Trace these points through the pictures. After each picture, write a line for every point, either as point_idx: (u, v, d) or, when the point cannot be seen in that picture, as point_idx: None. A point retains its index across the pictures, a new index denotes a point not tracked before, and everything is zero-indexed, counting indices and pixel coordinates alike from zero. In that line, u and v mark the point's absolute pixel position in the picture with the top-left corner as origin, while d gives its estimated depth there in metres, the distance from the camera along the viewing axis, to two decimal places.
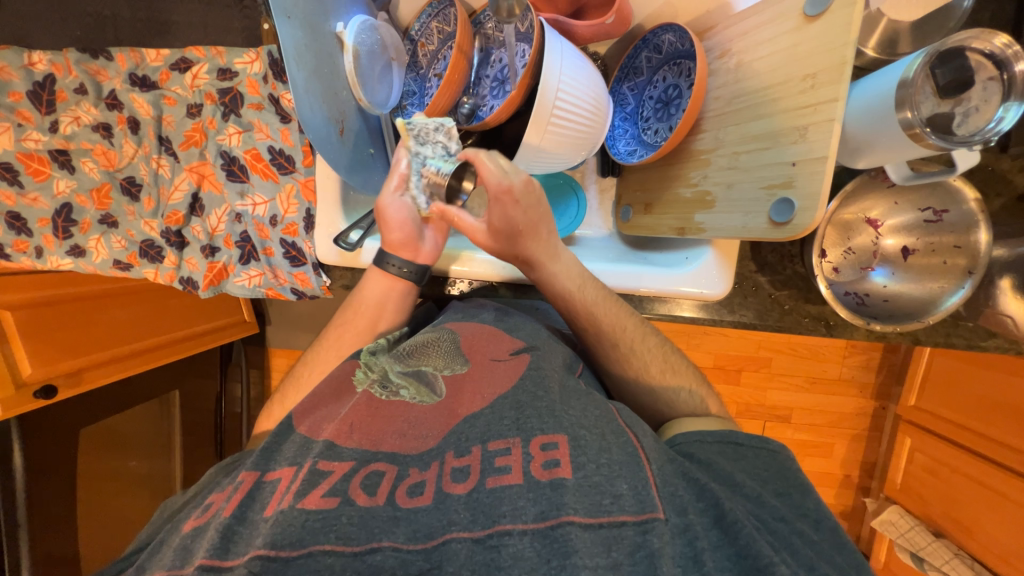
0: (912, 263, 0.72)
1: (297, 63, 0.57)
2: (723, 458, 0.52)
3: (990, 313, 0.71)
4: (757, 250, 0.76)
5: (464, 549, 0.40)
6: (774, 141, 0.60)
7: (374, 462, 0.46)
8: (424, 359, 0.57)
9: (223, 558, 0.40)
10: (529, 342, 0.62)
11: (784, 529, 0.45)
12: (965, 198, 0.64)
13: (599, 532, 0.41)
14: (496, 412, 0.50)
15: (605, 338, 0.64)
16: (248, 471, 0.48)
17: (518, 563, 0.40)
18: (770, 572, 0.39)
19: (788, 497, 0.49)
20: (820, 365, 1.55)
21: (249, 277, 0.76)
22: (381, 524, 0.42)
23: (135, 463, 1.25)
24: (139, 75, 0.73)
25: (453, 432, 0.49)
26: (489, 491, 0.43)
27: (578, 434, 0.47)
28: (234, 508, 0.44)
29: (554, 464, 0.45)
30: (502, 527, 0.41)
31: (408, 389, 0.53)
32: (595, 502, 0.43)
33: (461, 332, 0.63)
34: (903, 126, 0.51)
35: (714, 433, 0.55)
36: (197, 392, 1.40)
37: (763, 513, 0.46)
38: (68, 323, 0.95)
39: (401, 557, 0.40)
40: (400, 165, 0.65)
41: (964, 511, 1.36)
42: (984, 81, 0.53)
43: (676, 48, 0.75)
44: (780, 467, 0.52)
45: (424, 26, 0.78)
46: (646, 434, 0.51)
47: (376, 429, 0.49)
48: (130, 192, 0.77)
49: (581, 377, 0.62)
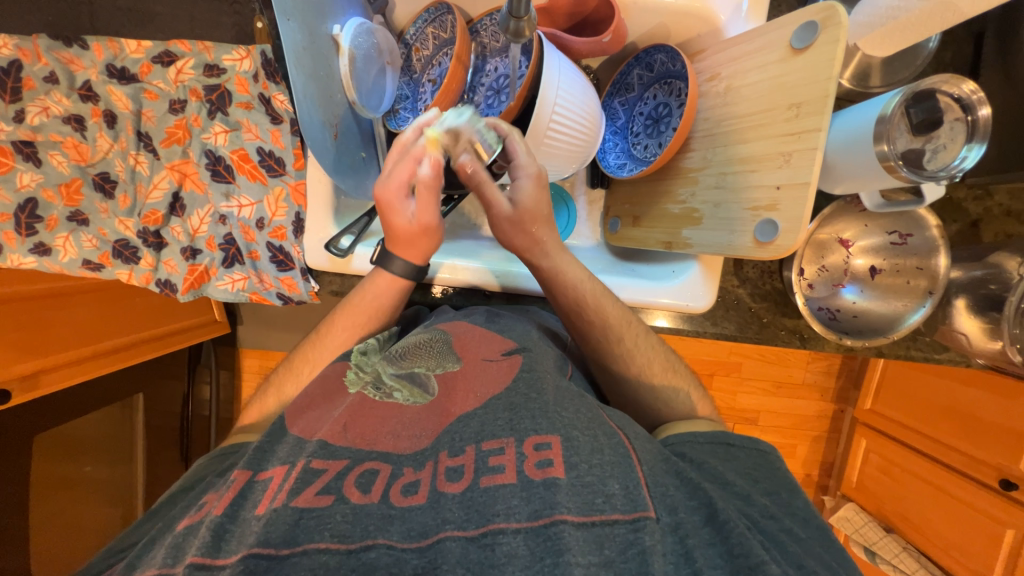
0: (879, 282, 0.78)
1: (296, 66, 0.57)
2: (716, 459, 0.54)
3: (946, 330, 0.76)
4: (739, 266, 0.80)
5: (457, 548, 0.38)
6: (758, 165, 0.63)
7: (367, 461, 0.45)
8: (415, 360, 0.56)
9: (214, 556, 0.38)
10: (520, 343, 0.60)
11: (773, 527, 0.46)
12: (930, 224, 0.70)
13: (592, 530, 0.40)
14: (491, 413, 0.49)
15: (607, 331, 0.66)
16: (242, 470, 0.45)
17: (512, 561, 0.38)
18: (761, 570, 0.40)
19: (777, 496, 0.51)
20: (786, 370, 1.63)
21: (232, 281, 0.73)
22: (376, 522, 0.40)
23: (91, 468, 1.17)
24: (117, 67, 0.69)
25: (448, 431, 0.48)
26: (483, 490, 0.42)
27: (571, 434, 0.46)
28: (226, 507, 0.42)
29: (547, 464, 0.43)
30: (496, 526, 0.39)
31: (402, 391, 0.52)
32: (587, 501, 0.41)
33: (453, 334, 0.62)
34: (879, 158, 0.55)
35: (705, 434, 0.56)
36: (163, 395, 1.32)
37: (753, 512, 0.47)
38: (28, 321, 0.89)
39: (395, 555, 0.38)
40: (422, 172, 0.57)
41: (911, 508, 1.47)
42: (951, 121, 0.58)
43: (668, 68, 0.78)
44: (768, 467, 0.54)
45: (420, 30, 0.77)
46: (638, 436, 0.50)
47: (370, 430, 0.47)
48: (103, 189, 0.73)
49: (572, 378, 0.61)
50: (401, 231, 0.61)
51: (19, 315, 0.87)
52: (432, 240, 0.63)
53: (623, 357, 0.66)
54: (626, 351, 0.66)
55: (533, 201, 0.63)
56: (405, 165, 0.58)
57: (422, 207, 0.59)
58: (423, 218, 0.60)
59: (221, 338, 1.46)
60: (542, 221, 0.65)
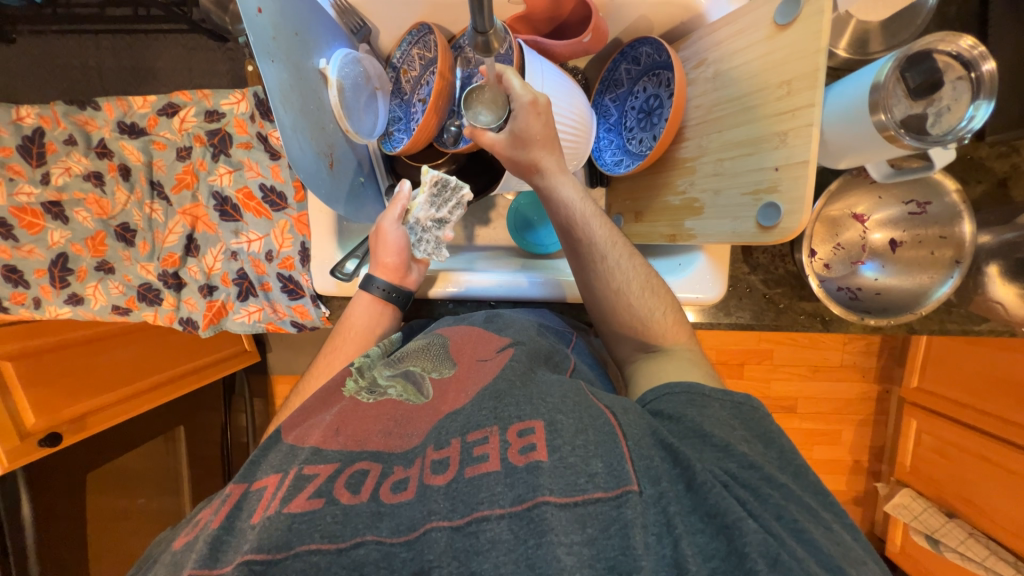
0: (901, 255, 0.74)
1: (284, 105, 0.58)
2: (693, 410, 0.49)
3: (981, 300, 0.73)
4: (749, 252, 0.77)
5: (443, 538, 0.38)
6: (757, 147, 0.61)
7: (359, 462, 0.45)
8: (413, 361, 0.57)
9: (212, 566, 0.38)
10: (514, 338, 0.60)
11: (773, 492, 0.41)
12: (949, 189, 0.67)
13: (575, 510, 0.38)
14: (475, 404, 0.48)
15: (595, 251, 0.64)
16: (236, 484, 0.46)
17: (496, 547, 0.37)
18: (738, 528, 0.38)
19: (805, 479, 0.45)
20: (820, 353, 1.56)
21: (249, 313, 0.77)
22: (365, 520, 0.39)
23: (144, 500, 1.23)
24: (127, 123, 0.76)
25: (437, 427, 0.47)
26: (467, 480, 0.41)
27: (554, 418, 0.44)
28: (222, 519, 0.42)
29: (530, 448, 0.42)
30: (480, 513, 0.38)
31: (396, 388, 0.53)
32: (570, 481, 0.40)
33: (450, 338, 0.62)
34: (878, 128, 0.52)
35: (682, 385, 0.53)
36: (202, 425, 1.40)
37: (732, 467, 0.43)
38: (67, 370, 0.97)
39: (384, 550, 0.37)
40: (402, 194, 0.68)
41: (975, 491, 1.36)
42: (953, 81, 0.54)
43: (654, 59, 0.77)
44: (746, 419, 0.49)
45: (405, 53, 0.79)
46: (626, 411, 0.47)
47: (361, 430, 0.48)
48: (125, 238, 0.77)
49: (573, 374, 0.59)
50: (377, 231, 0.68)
51: (60, 363, 0.96)
52: (394, 249, 0.68)
53: (605, 274, 0.64)
54: (609, 268, 0.64)
55: (532, 126, 0.62)
56: (398, 203, 0.68)
57: (384, 213, 0.69)
58: (382, 221, 0.69)
59: (252, 367, 1.52)
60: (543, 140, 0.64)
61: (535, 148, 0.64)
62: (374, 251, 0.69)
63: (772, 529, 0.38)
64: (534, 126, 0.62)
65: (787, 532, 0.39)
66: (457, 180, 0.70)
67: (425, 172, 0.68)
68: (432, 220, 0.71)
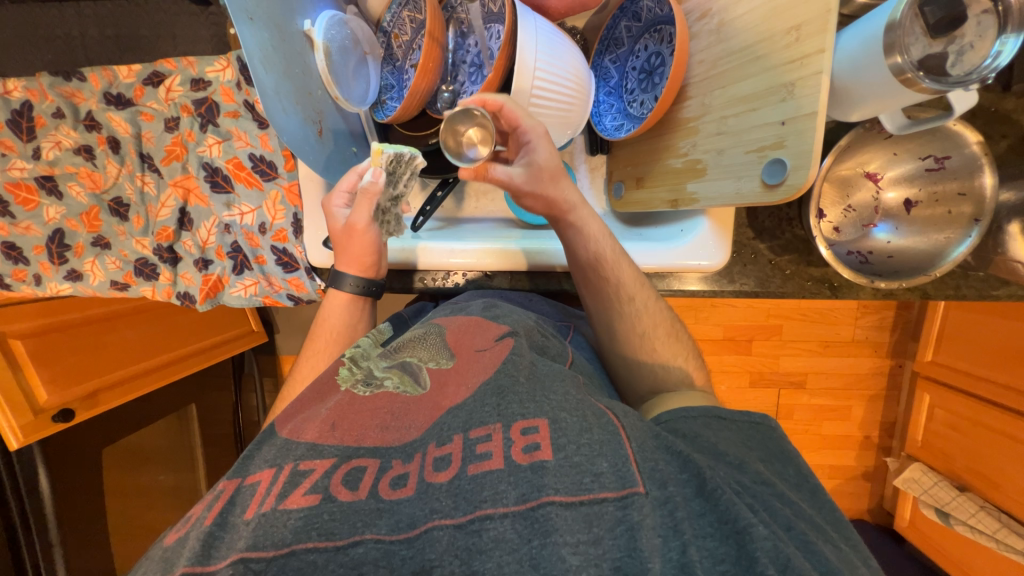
0: (915, 216, 0.71)
1: (264, 66, 0.55)
2: (710, 431, 0.49)
3: (1000, 261, 0.68)
4: (754, 216, 0.74)
5: (445, 537, 0.36)
6: (762, 101, 0.57)
7: (355, 458, 0.42)
8: (410, 352, 0.54)
9: (205, 563, 0.35)
10: (512, 327, 0.58)
11: (765, 491, 0.43)
12: (969, 140, 0.63)
13: (580, 510, 0.38)
14: (478, 401, 0.46)
15: (622, 289, 0.66)
16: (228, 480, 0.42)
17: (500, 546, 0.36)
18: (747, 533, 0.37)
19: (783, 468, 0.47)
20: (832, 328, 1.52)
21: (245, 286, 0.80)
22: (364, 517, 0.38)
23: (163, 476, 1.28)
24: (114, 93, 0.71)
25: (438, 423, 0.45)
26: (470, 478, 0.39)
27: (558, 417, 0.43)
28: (215, 515, 0.39)
29: (534, 447, 0.41)
30: (484, 512, 0.37)
31: (392, 379, 0.49)
32: (576, 481, 0.39)
33: (448, 327, 0.59)
34: (892, 71, 0.49)
35: (696, 407, 0.52)
36: (214, 406, 1.42)
37: (744, 479, 0.44)
38: (72, 347, 0.99)
39: (383, 549, 0.36)
40: (368, 189, 0.62)
41: (988, 464, 1.32)
42: (978, 15, 0.50)
43: (655, 14, 0.74)
44: (760, 438, 0.50)
45: (396, 16, 0.75)
46: (627, 414, 0.47)
47: (358, 425, 0.44)
48: (118, 212, 0.78)
49: (572, 366, 0.60)
50: (349, 232, 0.65)
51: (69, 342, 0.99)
52: (370, 245, 0.66)
53: (632, 315, 0.66)
54: (635, 309, 0.66)
55: (549, 156, 0.62)
56: (366, 200, 0.63)
57: (354, 210, 0.64)
58: (354, 220, 0.64)
59: (260, 348, 1.54)
60: (562, 175, 0.64)
61: (556, 181, 0.64)
62: (343, 247, 0.66)
63: (779, 532, 0.38)
64: (550, 154, 0.62)
65: (794, 542, 0.38)
66: (410, 152, 0.65)
67: (379, 152, 0.63)
68: (391, 199, 0.68)
